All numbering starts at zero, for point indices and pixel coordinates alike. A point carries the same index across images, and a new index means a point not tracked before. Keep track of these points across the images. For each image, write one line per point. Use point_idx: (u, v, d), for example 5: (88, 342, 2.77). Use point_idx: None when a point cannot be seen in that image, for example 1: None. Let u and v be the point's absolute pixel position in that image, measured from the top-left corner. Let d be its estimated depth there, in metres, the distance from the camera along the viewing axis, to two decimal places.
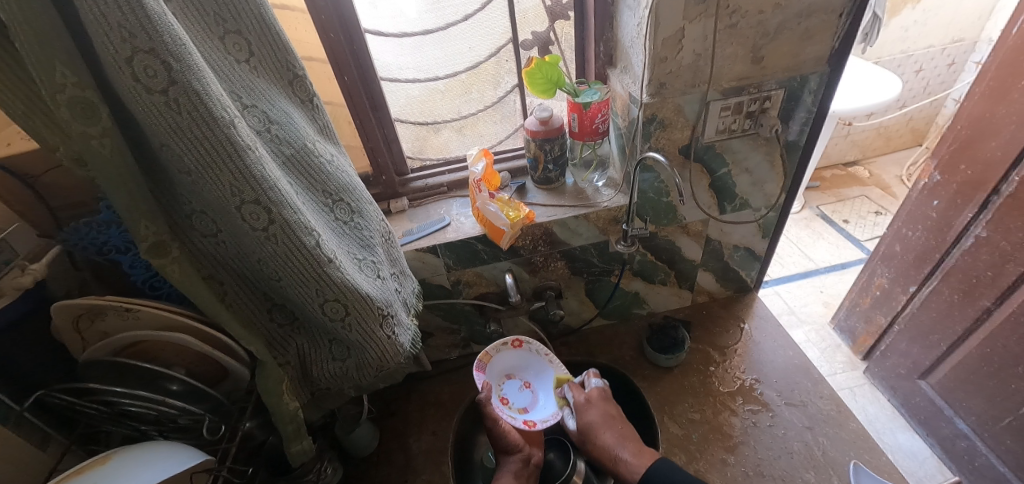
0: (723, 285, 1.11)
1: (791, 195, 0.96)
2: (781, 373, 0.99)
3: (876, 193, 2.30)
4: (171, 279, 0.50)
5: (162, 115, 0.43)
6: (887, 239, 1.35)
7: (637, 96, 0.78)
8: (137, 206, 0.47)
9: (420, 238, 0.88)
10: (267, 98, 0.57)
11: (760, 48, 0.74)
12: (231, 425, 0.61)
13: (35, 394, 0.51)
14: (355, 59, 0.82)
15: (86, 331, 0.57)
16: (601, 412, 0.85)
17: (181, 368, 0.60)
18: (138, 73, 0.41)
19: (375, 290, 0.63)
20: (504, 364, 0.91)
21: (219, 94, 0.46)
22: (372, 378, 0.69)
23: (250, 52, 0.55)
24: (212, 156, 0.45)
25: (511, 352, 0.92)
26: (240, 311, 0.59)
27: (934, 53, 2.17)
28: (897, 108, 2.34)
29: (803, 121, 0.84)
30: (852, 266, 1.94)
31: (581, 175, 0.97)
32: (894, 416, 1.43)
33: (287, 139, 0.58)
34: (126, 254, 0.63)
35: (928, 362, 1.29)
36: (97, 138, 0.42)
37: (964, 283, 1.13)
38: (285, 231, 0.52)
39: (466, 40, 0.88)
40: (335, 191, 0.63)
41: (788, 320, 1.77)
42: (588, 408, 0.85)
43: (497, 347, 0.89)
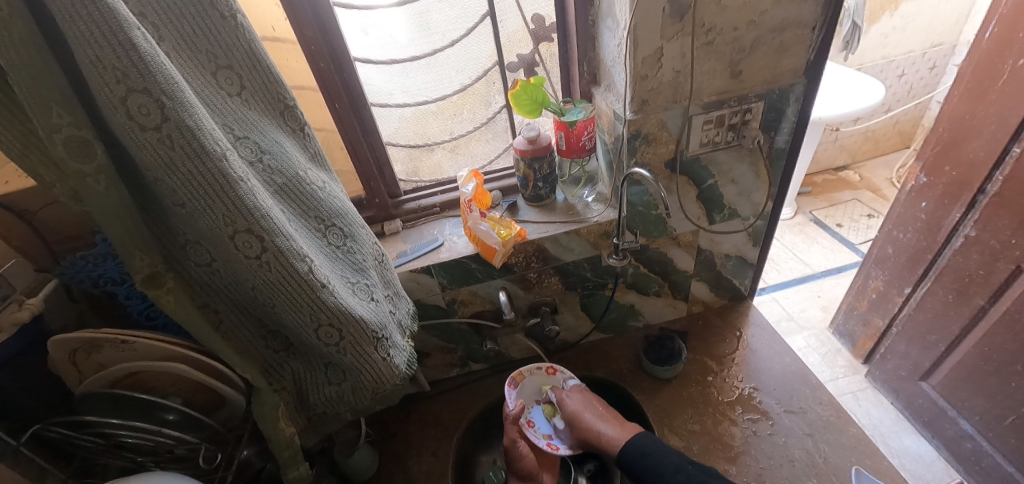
0: (718, 294, 1.12)
1: (779, 203, 0.97)
2: (779, 380, 0.99)
3: (867, 196, 2.32)
4: (166, 309, 0.51)
5: (156, 151, 0.44)
6: (879, 242, 1.36)
7: (621, 112, 0.80)
8: (132, 239, 0.48)
9: (414, 259, 0.89)
10: (259, 129, 0.58)
11: (738, 63, 0.76)
12: (228, 453, 0.61)
13: (30, 429, 0.51)
14: (345, 87, 0.84)
15: (82, 364, 0.57)
16: (580, 400, 0.88)
17: (177, 398, 0.60)
18: (133, 112, 0.42)
19: (368, 312, 0.64)
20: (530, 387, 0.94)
21: (210, 128, 0.47)
22: (368, 401, 0.69)
23: (242, 85, 0.57)
24: (206, 188, 0.47)
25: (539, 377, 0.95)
26: (235, 339, 0.60)
27: (915, 58, 2.22)
28: (883, 112, 2.39)
29: (785, 130, 0.86)
30: (848, 269, 1.95)
31: (571, 191, 0.99)
32: (898, 419, 1.43)
33: (278, 168, 0.59)
34: (122, 285, 0.65)
35: (928, 364, 1.29)
36: (92, 175, 0.44)
37: (956, 283, 1.14)
38: (278, 258, 0.53)
39: (454, 64, 0.91)
40: (327, 216, 0.64)
41: (787, 327, 1.77)
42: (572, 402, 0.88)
43: (530, 368, 0.94)
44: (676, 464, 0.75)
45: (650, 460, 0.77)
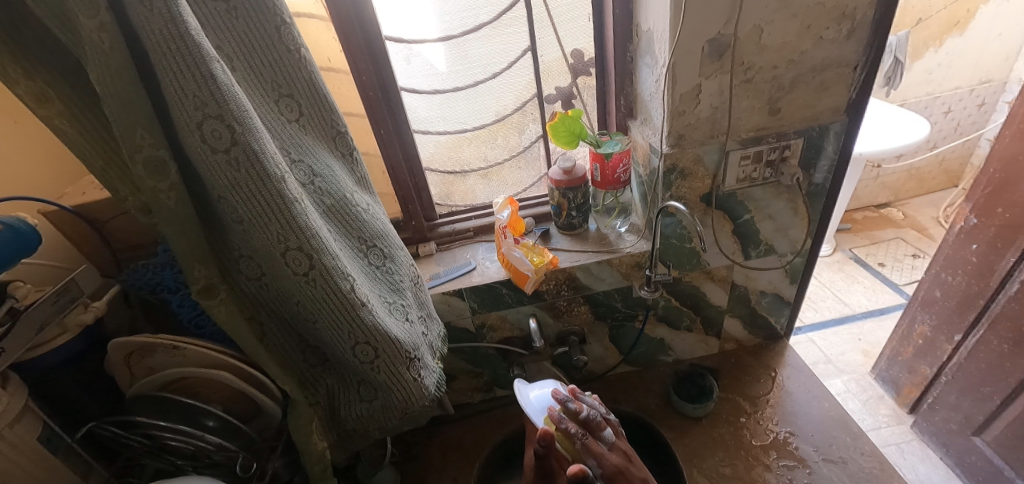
0: (752, 332, 1.09)
1: (818, 240, 0.95)
2: (816, 426, 0.95)
3: (912, 235, 2.23)
4: (217, 319, 0.54)
5: (223, 172, 0.47)
6: (925, 284, 1.30)
7: (657, 146, 0.81)
8: (193, 252, 0.51)
9: (446, 282, 0.91)
10: (313, 153, 0.62)
11: (776, 101, 0.77)
12: (262, 463, 0.62)
13: (86, 425, 0.54)
14: (391, 115, 0.88)
15: (136, 366, 0.60)
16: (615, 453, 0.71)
17: (218, 405, 0.63)
18: (206, 136, 0.46)
19: (403, 333, 0.65)
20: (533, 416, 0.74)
21: (273, 153, 0.51)
22: (397, 420, 0.70)
23: (300, 113, 0.61)
24: (264, 207, 0.50)
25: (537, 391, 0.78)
26: (276, 351, 0.62)
27: (961, 95, 2.15)
28: (928, 149, 2.31)
29: (824, 168, 0.85)
30: (891, 312, 1.86)
31: (603, 221, 1.00)
32: (949, 476, 1.33)
33: (328, 190, 0.62)
34: (176, 293, 0.69)
35: (981, 418, 1.20)
36: (165, 191, 0.48)
37: (1013, 332, 1.07)
38: (324, 275, 0.55)
39: (494, 96, 0.94)
40: (369, 237, 0.66)
41: (825, 369, 1.69)
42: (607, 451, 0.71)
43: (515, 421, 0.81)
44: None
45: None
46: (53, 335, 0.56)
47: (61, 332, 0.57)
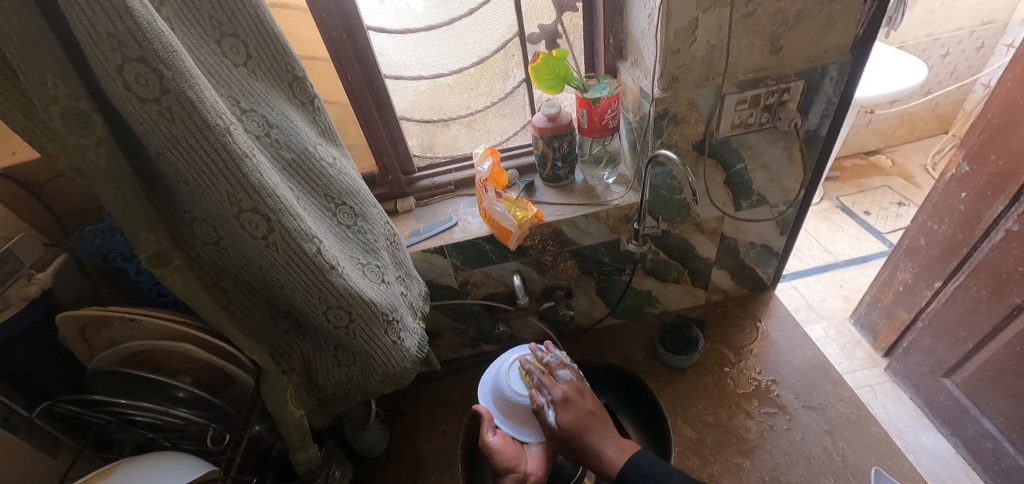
0: (739, 283, 1.08)
1: (811, 189, 0.92)
2: (798, 374, 0.96)
3: (899, 183, 2.22)
4: (172, 288, 0.49)
5: (156, 124, 0.41)
6: (910, 233, 1.29)
7: (648, 90, 0.75)
8: (137, 217, 0.46)
9: (426, 239, 0.87)
10: (266, 102, 0.55)
11: (778, 38, 0.70)
12: (237, 434, 0.60)
13: (40, 405, 0.50)
14: (358, 57, 0.80)
15: (93, 340, 0.56)
16: (579, 410, 0.76)
17: (186, 376, 0.59)
18: (130, 82, 0.40)
19: (379, 295, 0.62)
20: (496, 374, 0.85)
21: (214, 101, 0.44)
22: (378, 384, 0.68)
23: (248, 55, 0.54)
24: (210, 164, 0.44)
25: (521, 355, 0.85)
26: (243, 318, 0.58)
27: (962, 36, 2.07)
28: (922, 95, 2.25)
29: (822, 113, 0.80)
30: (874, 260, 1.87)
31: (590, 171, 0.95)
32: (917, 414, 1.39)
33: (286, 143, 0.56)
34: (131, 261, 0.65)
35: (953, 361, 1.24)
36: (93, 148, 0.42)
37: (992, 279, 1.07)
38: (285, 238, 0.51)
39: (472, 35, 0.86)
40: (337, 194, 0.61)
41: (806, 316, 1.73)
42: (573, 403, 0.77)
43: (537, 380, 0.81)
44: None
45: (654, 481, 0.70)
46: None
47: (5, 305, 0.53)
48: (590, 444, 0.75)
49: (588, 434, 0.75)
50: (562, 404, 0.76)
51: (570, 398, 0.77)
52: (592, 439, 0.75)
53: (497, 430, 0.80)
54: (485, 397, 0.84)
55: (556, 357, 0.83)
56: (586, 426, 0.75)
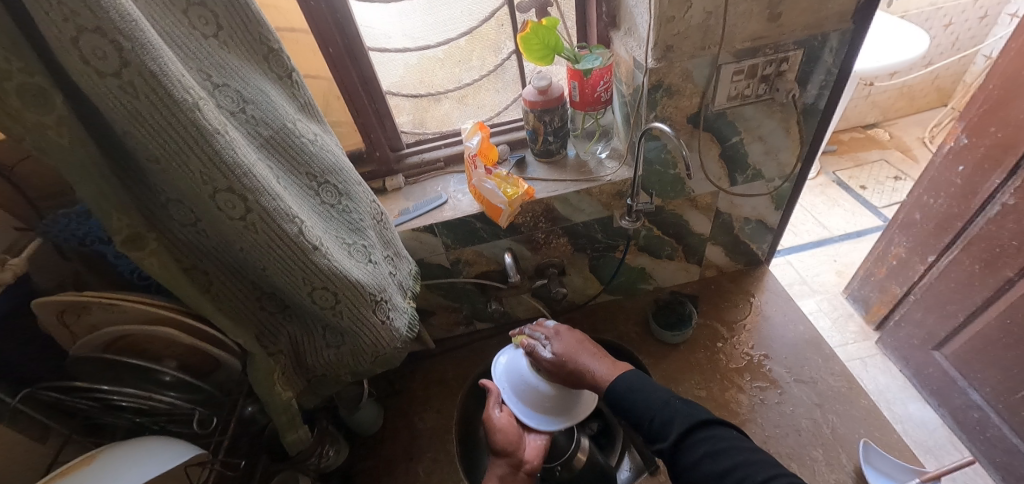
0: (733, 259, 1.08)
1: (808, 163, 0.90)
2: (790, 349, 0.97)
3: (895, 156, 2.20)
4: (150, 272, 0.48)
5: (119, 100, 0.39)
6: (906, 207, 1.28)
7: (642, 60, 0.72)
8: (108, 199, 0.44)
9: (416, 217, 0.85)
10: (240, 76, 0.53)
11: (778, 4, 0.67)
12: (225, 417, 0.59)
13: (21, 393, 0.49)
14: (339, 28, 0.76)
15: (73, 325, 0.55)
16: (570, 342, 0.77)
17: (171, 361, 0.58)
18: (87, 55, 0.37)
19: (366, 276, 0.61)
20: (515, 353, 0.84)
21: (180, 75, 0.42)
22: (368, 364, 0.68)
23: (218, 25, 0.51)
24: (180, 142, 0.42)
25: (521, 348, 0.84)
26: (228, 302, 0.57)
27: (965, 5, 2.02)
28: (923, 66, 2.21)
29: (821, 83, 0.77)
30: (868, 234, 1.87)
31: (583, 146, 0.93)
32: (906, 386, 1.41)
33: (264, 119, 0.54)
34: (110, 245, 0.63)
35: (943, 334, 1.25)
36: (53, 127, 0.39)
37: (986, 253, 1.07)
38: (265, 219, 0.49)
39: (459, 4, 0.82)
40: (319, 172, 0.59)
41: (800, 290, 1.73)
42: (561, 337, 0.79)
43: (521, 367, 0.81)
44: (663, 400, 0.65)
45: (635, 395, 0.66)
46: None
47: None
48: (581, 375, 0.73)
49: (579, 359, 0.74)
50: (554, 338, 0.79)
51: (558, 333, 0.79)
52: (580, 361, 0.74)
53: (505, 407, 0.82)
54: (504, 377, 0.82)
55: (550, 313, 0.86)
56: (575, 353, 0.75)
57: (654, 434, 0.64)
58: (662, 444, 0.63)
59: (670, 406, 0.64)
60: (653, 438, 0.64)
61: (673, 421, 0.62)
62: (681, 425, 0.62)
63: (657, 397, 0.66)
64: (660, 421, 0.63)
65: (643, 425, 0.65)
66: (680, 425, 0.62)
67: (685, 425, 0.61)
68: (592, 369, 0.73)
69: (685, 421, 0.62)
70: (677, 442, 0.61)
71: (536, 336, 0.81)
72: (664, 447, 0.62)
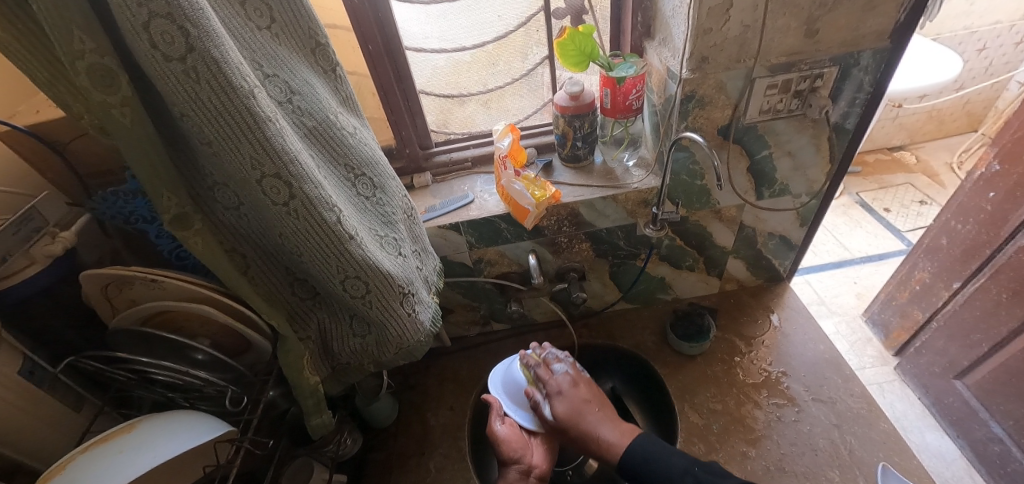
0: (754, 274, 1.07)
1: (836, 181, 0.90)
2: (809, 367, 0.96)
3: (922, 180, 2.16)
4: (194, 251, 0.50)
5: (181, 84, 0.41)
6: (932, 231, 1.26)
7: (675, 70, 0.73)
8: (161, 178, 0.46)
9: (442, 214, 0.87)
10: (289, 67, 0.55)
11: (815, 20, 0.68)
12: (254, 396, 0.61)
13: (65, 360, 0.52)
14: (380, 27, 0.78)
15: (115, 299, 0.57)
16: (580, 398, 0.80)
17: (205, 339, 0.60)
18: (156, 40, 0.39)
19: (396, 267, 0.62)
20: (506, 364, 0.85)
21: (239, 63, 0.44)
22: (391, 355, 0.69)
23: (271, 18, 0.53)
24: (233, 126, 0.44)
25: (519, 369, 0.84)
26: (262, 285, 0.59)
27: (1001, 30, 1.99)
28: (954, 90, 2.18)
29: (855, 101, 0.77)
30: (891, 257, 1.84)
31: (610, 153, 0.93)
32: (924, 414, 1.38)
33: (309, 110, 0.56)
34: (152, 224, 0.65)
35: (966, 362, 1.22)
36: (117, 107, 0.41)
37: (1015, 282, 1.05)
38: (306, 206, 0.50)
39: (496, 7, 0.84)
40: (357, 164, 0.61)
41: (818, 311, 1.71)
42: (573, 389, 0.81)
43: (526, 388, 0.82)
44: (682, 468, 0.72)
45: (653, 466, 0.73)
46: (23, 265, 0.54)
47: (29, 263, 0.54)
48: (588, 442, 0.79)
49: (589, 421, 0.79)
50: (568, 386, 0.81)
51: (563, 389, 0.80)
52: (587, 428, 0.78)
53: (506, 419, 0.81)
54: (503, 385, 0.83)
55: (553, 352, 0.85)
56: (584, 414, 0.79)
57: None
58: None
59: (690, 474, 0.71)
60: None
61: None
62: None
63: (676, 468, 0.72)
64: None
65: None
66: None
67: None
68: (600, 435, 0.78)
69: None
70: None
71: (545, 371, 0.82)
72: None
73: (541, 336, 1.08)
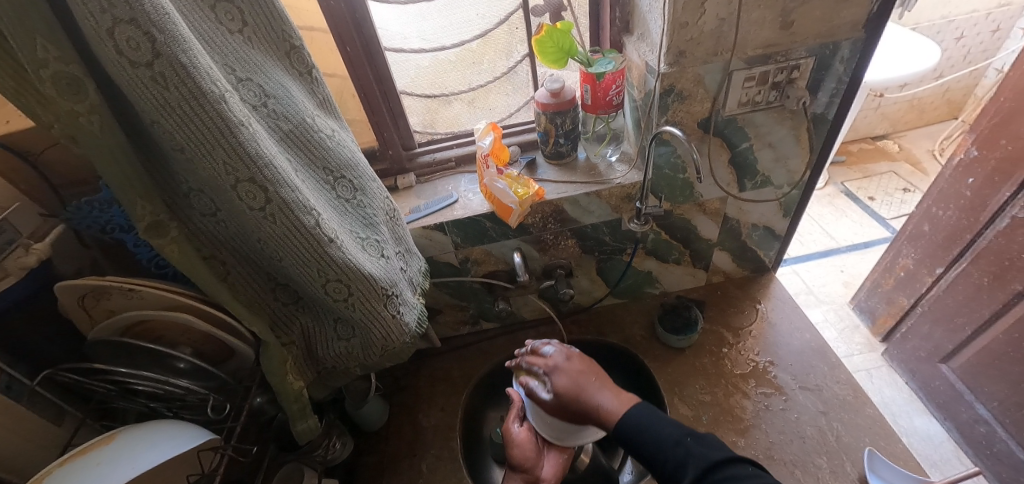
0: (740, 265, 1.08)
1: (817, 171, 0.91)
2: (796, 356, 0.97)
3: (905, 169, 2.19)
4: (170, 259, 0.49)
5: (148, 89, 0.41)
6: (915, 218, 1.28)
7: (654, 65, 0.73)
8: (133, 186, 0.45)
9: (427, 215, 0.86)
10: (262, 70, 0.54)
11: (790, 12, 0.68)
12: (238, 403, 0.61)
13: (43, 372, 0.51)
14: (358, 28, 0.78)
15: (93, 309, 0.56)
16: (572, 373, 0.70)
17: (187, 347, 0.60)
18: (121, 46, 0.39)
19: (378, 269, 0.62)
20: None
21: (208, 68, 0.43)
22: (378, 358, 0.68)
23: (242, 21, 0.53)
24: (204, 132, 0.44)
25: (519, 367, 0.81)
26: (243, 291, 0.58)
27: (978, 18, 2.01)
28: (933, 79, 2.21)
29: (832, 92, 0.78)
30: (876, 245, 1.87)
31: (593, 149, 0.93)
32: (911, 399, 1.40)
33: (284, 113, 0.55)
34: (130, 233, 0.64)
35: (950, 346, 1.24)
36: (85, 115, 0.40)
37: (995, 266, 1.07)
38: (283, 210, 0.50)
39: (474, 6, 0.84)
40: (335, 167, 0.61)
41: (806, 300, 1.73)
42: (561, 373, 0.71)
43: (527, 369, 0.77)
44: (675, 437, 0.59)
45: (646, 436, 0.60)
46: None
47: (4, 276, 0.53)
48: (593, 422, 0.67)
49: (586, 389, 0.68)
50: (554, 372, 0.71)
51: (558, 365, 0.72)
52: (588, 396, 0.67)
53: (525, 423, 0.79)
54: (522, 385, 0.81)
55: (543, 339, 0.79)
56: (575, 389, 0.68)
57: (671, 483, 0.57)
58: None
59: (683, 446, 0.58)
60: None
61: (688, 462, 0.56)
62: (697, 468, 0.55)
63: (668, 435, 0.59)
64: (675, 462, 0.57)
65: (657, 470, 0.59)
66: (695, 468, 0.55)
67: (699, 466, 0.55)
68: (600, 405, 0.66)
69: (702, 460, 0.56)
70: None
71: (535, 370, 0.74)
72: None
73: (531, 334, 1.08)
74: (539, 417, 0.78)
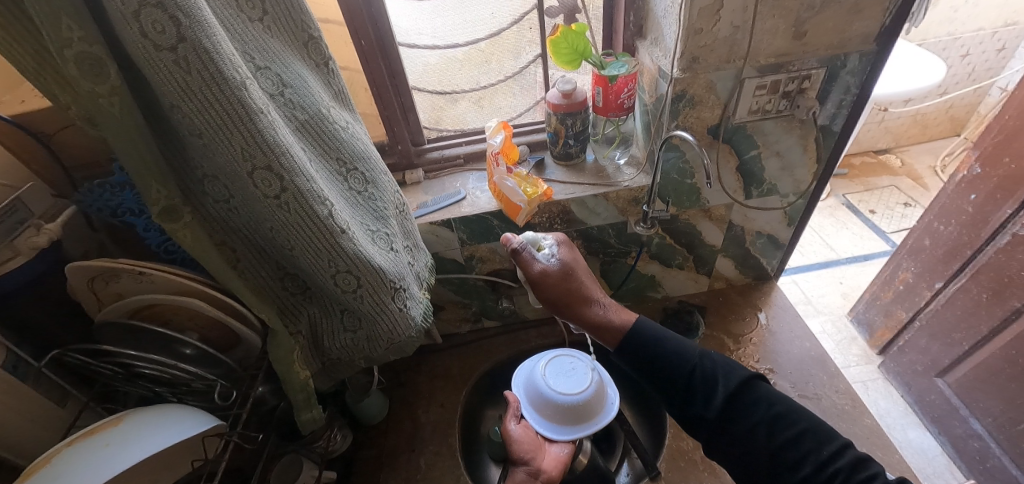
0: (742, 272, 1.08)
1: (822, 182, 0.91)
2: (795, 364, 0.97)
3: (907, 183, 2.20)
4: (183, 244, 0.49)
5: (171, 73, 0.41)
6: (916, 232, 1.29)
7: (666, 70, 0.74)
8: (149, 170, 0.45)
9: (434, 211, 0.87)
10: (281, 60, 0.55)
11: (803, 23, 0.69)
12: (242, 391, 0.61)
13: (50, 353, 0.51)
14: (372, 22, 0.78)
15: (101, 293, 0.57)
16: (578, 258, 0.76)
17: (193, 333, 0.60)
18: (146, 29, 0.39)
19: (387, 262, 0.62)
20: (530, 369, 0.87)
21: (230, 54, 0.44)
22: (382, 351, 0.69)
23: (263, 10, 0.53)
24: (223, 117, 0.44)
25: (545, 365, 0.85)
26: (252, 279, 0.59)
27: (983, 36, 2.03)
28: (937, 95, 2.22)
29: (840, 103, 0.79)
30: (875, 258, 1.88)
31: (602, 151, 0.95)
32: (907, 412, 1.41)
33: (301, 104, 0.56)
34: (139, 217, 0.64)
35: (947, 361, 1.25)
36: (106, 96, 0.41)
37: (994, 282, 1.08)
38: (298, 198, 0.50)
39: (488, 5, 0.84)
40: (348, 159, 0.61)
41: (805, 310, 1.73)
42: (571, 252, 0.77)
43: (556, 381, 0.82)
44: (698, 352, 0.69)
45: (667, 345, 0.69)
46: (6, 259, 0.53)
47: (15, 255, 0.54)
48: (584, 313, 0.73)
49: (583, 279, 0.74)
50: (563, 245, 0.77)
51: (570, 246, 0.77)
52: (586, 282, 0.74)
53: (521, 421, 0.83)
54: (521, 386, 0.86)
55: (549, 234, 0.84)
56: (576, 271, 0.74)
57: (694, 398, 0.65)
58: (707, 403, 0.64)
59: (707, 359, 0.68)
60: (690, 400, 0.66)
61: (718, 379, 0.66)
62: (723, 384, 0.65)
63: (692, 351, 0.68)
64: (704, 376, 0.66)
65: (681, 381, 0.66)
66: (726, 383, 0.65)
67: (729, 383, 0.65)
68: (594, 302, 0.74)
69: (726, 378, 0.66)
70: (723, 401, 0.64)
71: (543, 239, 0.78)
72: (707, 408, 0.64)
73: (532, 334, 1.09)
74: (536, 416, 0.82)
